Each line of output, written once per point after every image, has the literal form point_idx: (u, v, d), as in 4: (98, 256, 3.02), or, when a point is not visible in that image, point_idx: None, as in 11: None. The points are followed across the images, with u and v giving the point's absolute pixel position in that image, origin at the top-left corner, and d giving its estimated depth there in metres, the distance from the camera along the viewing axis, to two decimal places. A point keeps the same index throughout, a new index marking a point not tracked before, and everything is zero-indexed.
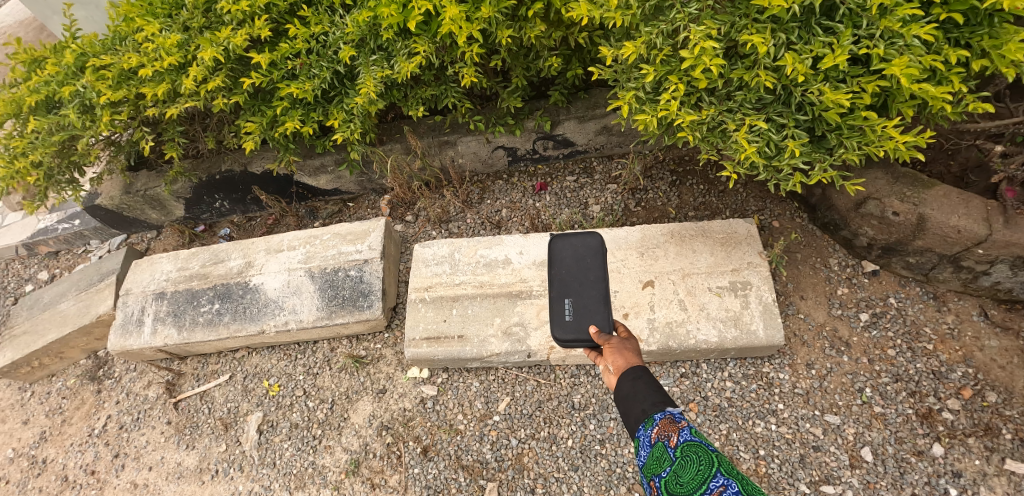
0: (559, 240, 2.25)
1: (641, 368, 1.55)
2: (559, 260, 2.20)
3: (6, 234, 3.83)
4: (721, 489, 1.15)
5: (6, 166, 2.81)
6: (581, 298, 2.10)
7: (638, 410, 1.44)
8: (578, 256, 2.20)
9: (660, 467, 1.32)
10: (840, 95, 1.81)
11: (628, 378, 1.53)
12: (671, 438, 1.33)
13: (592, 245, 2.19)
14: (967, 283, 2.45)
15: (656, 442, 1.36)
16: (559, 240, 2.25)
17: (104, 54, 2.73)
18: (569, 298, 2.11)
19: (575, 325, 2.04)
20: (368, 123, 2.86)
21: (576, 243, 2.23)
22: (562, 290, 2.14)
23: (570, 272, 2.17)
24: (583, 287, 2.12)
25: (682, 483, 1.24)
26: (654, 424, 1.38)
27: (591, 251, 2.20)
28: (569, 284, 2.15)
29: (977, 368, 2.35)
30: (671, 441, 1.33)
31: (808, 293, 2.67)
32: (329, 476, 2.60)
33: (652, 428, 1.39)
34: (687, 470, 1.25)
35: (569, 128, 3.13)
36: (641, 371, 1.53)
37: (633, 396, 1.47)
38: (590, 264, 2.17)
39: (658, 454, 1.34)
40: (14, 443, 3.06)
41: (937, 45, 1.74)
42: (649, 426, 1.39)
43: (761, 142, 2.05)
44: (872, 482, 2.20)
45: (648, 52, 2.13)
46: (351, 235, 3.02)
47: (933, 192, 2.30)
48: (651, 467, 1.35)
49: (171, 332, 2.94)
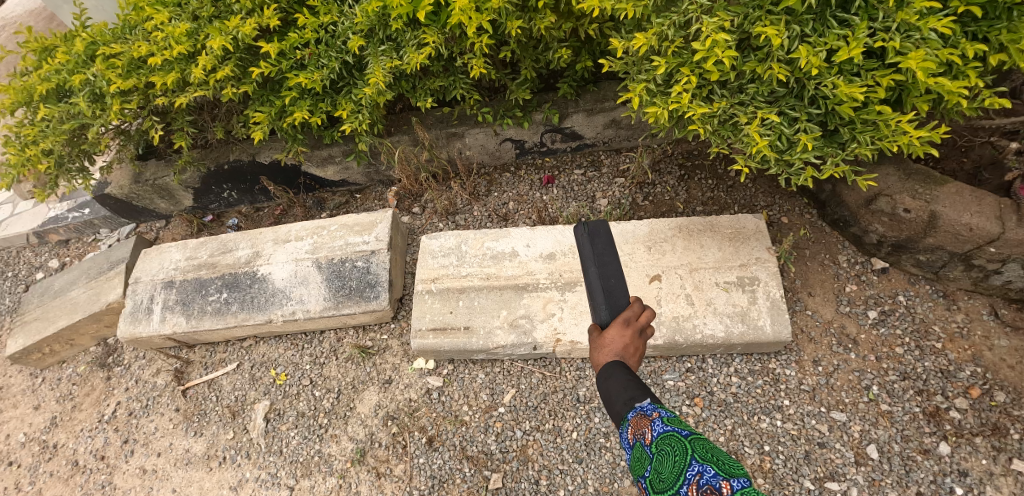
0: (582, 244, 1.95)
1: (608, 362, 1.51)
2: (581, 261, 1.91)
3: (17, 222, 3.86)
4: (698, 477, 1.16)
5: (18, 153, 2.84)
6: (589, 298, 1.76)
7: (613, 412, 1.43)
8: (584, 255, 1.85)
9: (643, 467, 1.32)
10: (855, 88, 1.79)
11: (600, 377, 1.53)
12: (645, 435, 1.33)
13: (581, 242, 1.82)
14: (978, 282, 2.43)
15: (634, 442, 1.35)
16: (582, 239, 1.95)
17: (114, 42, 2.74)
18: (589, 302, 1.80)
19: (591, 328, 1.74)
20: (377, 113, 2.85)
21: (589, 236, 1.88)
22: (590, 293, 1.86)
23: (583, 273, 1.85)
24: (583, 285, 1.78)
25: (663, 479, 1.24)
26: (628, 423, 1.38)
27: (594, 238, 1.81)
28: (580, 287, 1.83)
29: (986, 367, 2.33)
30: (647, 438, 1.33)
31: (816, 290, 2.65)
32: (335, 464, 2.62)
33: (629, 428, 1.38)
34: (665, 465, 1.25)
35: (578, 120, 3.12)
36: (608, 366, 1.50)
37: (606, 398, 1.46)
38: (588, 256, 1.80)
39: (638, 454, 1.34)
40: (25, 427, 3.10)
41: (955, 38, 1.71)
42: (625, 426, 1.39)
43: (773, 136, 2.03)
44: (877, 479, 2.20)
45: (660, 43, 2.11)
46: (359, 226, 3.03)
47: (946, 189, 2.27)
48: (637, 468, 1.35)
49: (179, 320, 2.96)
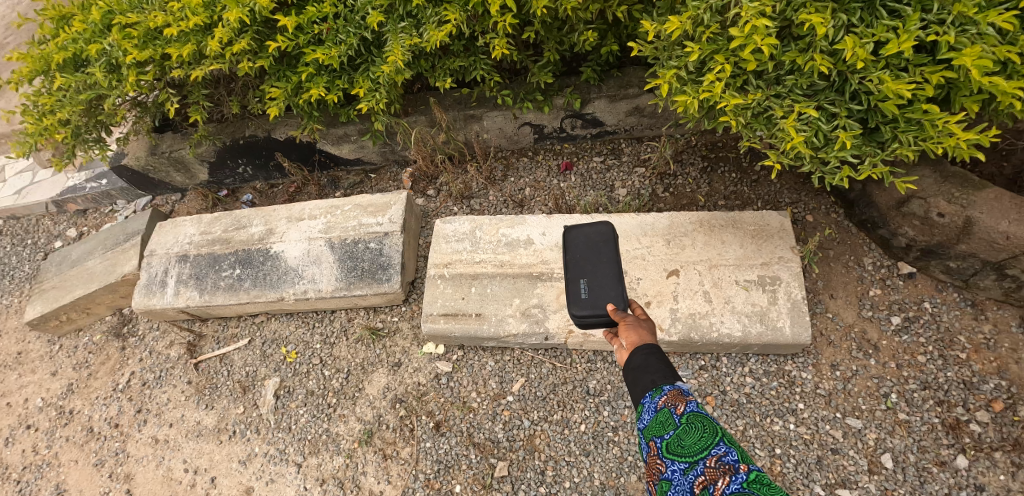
0: (571, 229, 2.21)
1: (654, 344, 1.52)
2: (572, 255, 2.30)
3: (37, 190, 3.89)
4: (721, 454, 1.17)
5: (36, 123, 2.85)
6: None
7: (647, 381, 1.42)
8: (590, 240, 2.14)
9: (663, 430, 1.29)
10: (902, 84, 1.68)
11: (640, 352, 1.50)
12: (678, 406, 1.31)
13: (602, 230, 2.13)
14: (1009, 292, 2.33)
15: (662, 408, 1.33)
16: (571, 228, 2.21)
17: (131, 12, 2.68)
18: (583, 279, 2.04)
19: (591, 301, 1.97)
20: (394, 92, 2.79)
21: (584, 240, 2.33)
22: (577, 270, 2.08)
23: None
24: (598, 271, 2.04)
25: (684, 445, 1.24)
26: (662, 393, 1.36)
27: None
28: (583, 266, 2.09)
29: (1012, 381, 2.24)
30: (679, 409, 1.31)
31: (838, 292, 2.57)
32: (342, 444, 2.63)
33: (660, 397, 1.36)
34: (689, 434, 1.25)
35: (600, 106, 3.03)
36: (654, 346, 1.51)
37: (643, 368, 1.45)
38: (602, 247, 2.11)
39: (663, 418, 1.32)
40: (43, 392, 3.16)
41: (1015, 35, 1.60)
42: (656, 395, 1.37)
43: (810, 131, 1.94)
44: (890, 489, 2.14)
45: (694, 28, 2.03)
46: (372, 207, 3.00)
47: (984, 194, 2.15)
48: (653, 429, 1.32)
49: (192, 294, 2.97)
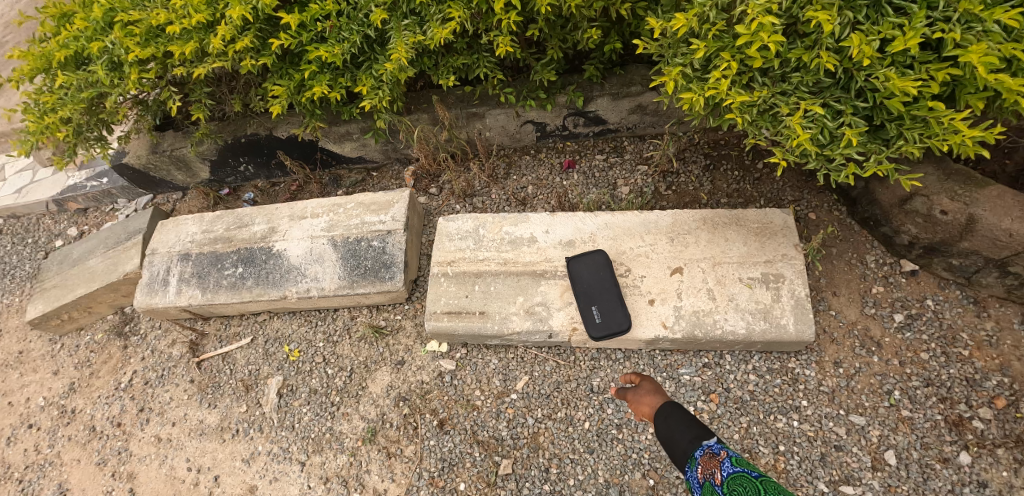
0: (573, 262, 2.61)
1: (677, 409, 1.74)
2: (577, 279, 2.56)
3: (37, 189, 3.88)
4: None
5: (37, 121, 2.84)
6: (605, 303, 2.50)
7: (682, 450, 1.62)
8: (591, 270, 2.57)
9: None
10: (908, 82, 1.69)
11: (665, 422, 1.74)
12: (716, 473, 1.45)
13: (601, 260, 2.57)
14: (1011, 290, 2.34)
15: (705, 481, 1.49)
16: (572, 260, 2.61)
17: (132, 9, 2.66)
18: (593, 305, 2.50)
19: (605, 324, 2.46)
20: (397, 90, 2.78)
21: (586, 263, 2.59)
22: (586, 298, 2.52)
23: (591, 284, 2.54)
24: (603, 296, 2.50)
25: None
26: (698, 463, 1.53)
27: (598, 266, 2.58)
28: (589, 293, 2.52)
29: (1014, 377, 2.26)
30: (717, 476, 1.44)
31: (841, 289, 2.58)
32: (346, 442, 2.63)
33: (698, 467, 1.53)
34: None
35: (602, 104, 3.03)
36: (678, 414, 1.73)
37: (675, 439, 1.66)
38: (602, 273, 2.55)
39: (709, 490, 1.46)
40: (45, 391, 3.15)
41: (1020, 32, 1.61)
42: (694, 466, 1.55)
43: (815, 129, 1.95)
44: (894, 485, 2.15)
45: (700, 26, 2.03)
46: (375, 205, 2.99)
47: (987, 191, 2.15)
48: None
49: (195, 293, 2.97)
